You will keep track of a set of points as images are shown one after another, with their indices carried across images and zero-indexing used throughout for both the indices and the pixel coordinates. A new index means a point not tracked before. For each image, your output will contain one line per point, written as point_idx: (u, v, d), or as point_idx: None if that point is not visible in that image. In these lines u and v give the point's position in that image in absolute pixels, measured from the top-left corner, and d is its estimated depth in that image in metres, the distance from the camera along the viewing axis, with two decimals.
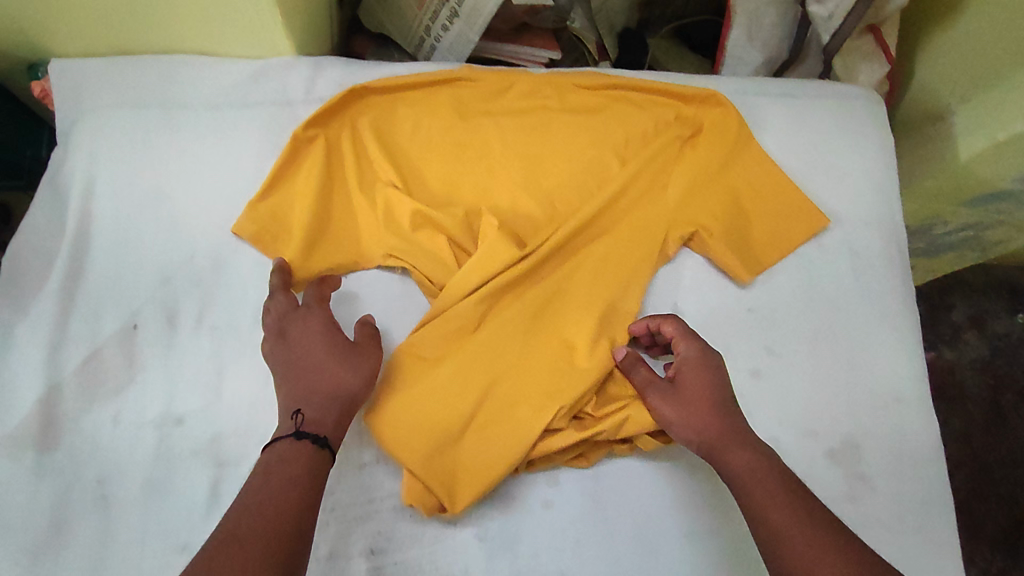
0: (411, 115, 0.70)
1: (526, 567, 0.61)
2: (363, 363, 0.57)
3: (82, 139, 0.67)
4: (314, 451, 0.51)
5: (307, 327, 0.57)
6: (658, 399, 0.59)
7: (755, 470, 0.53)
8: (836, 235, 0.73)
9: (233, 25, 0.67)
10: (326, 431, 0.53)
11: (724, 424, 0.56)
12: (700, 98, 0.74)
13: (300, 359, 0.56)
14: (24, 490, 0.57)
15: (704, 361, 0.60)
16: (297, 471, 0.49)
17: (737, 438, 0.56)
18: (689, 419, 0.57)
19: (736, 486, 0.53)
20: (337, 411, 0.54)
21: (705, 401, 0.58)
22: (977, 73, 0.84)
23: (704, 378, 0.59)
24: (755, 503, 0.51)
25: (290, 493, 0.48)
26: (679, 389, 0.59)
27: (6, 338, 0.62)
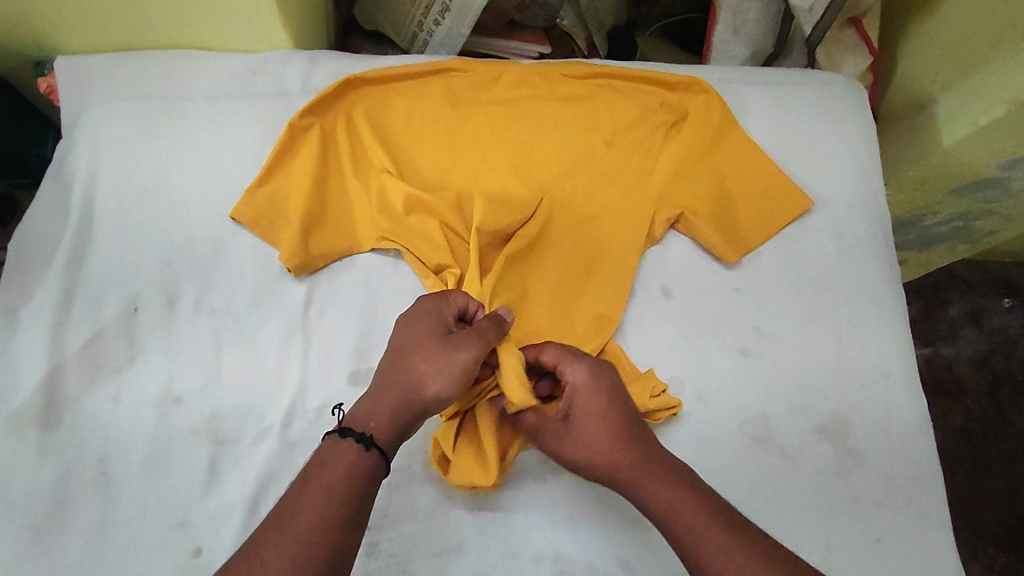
0: (404, 105, 0.72)
1: (520, 545, 0.59)
2: (447, 360, 0.54)
3: (86, 131, 0.70)
4: (357, 456, 0.49)
5: (423, 310, 0.57)
6: (553, 442, 0.58)
7: (677, 504, 0.51)
8: (821, 216, 0.75)
9: (231, 19, 0.69)
10: (374, 429, 0.51)
11: (633, 456, 0.54)
12: (685, 87, 0.76)
13: (403, 342, 0.56)
14: (26, 467, 0.58)
15: (588, 387, 0.57)
16: (336, 477, 0.48)
17: (651, 466, 0.53)
18: (591, 455, 0.56)
19: (663, 522, 0.51)
20: (397, 412, 0.52)
21: (604, 434, 0.56)
22: (957, 63, 0.86)
23: (596, 406, 0.57)
24: (690, 543, 0.49)
25: (324, 501, 0.46)
26: (575, 427, 0.57)
27: (11, 321, 0.64)
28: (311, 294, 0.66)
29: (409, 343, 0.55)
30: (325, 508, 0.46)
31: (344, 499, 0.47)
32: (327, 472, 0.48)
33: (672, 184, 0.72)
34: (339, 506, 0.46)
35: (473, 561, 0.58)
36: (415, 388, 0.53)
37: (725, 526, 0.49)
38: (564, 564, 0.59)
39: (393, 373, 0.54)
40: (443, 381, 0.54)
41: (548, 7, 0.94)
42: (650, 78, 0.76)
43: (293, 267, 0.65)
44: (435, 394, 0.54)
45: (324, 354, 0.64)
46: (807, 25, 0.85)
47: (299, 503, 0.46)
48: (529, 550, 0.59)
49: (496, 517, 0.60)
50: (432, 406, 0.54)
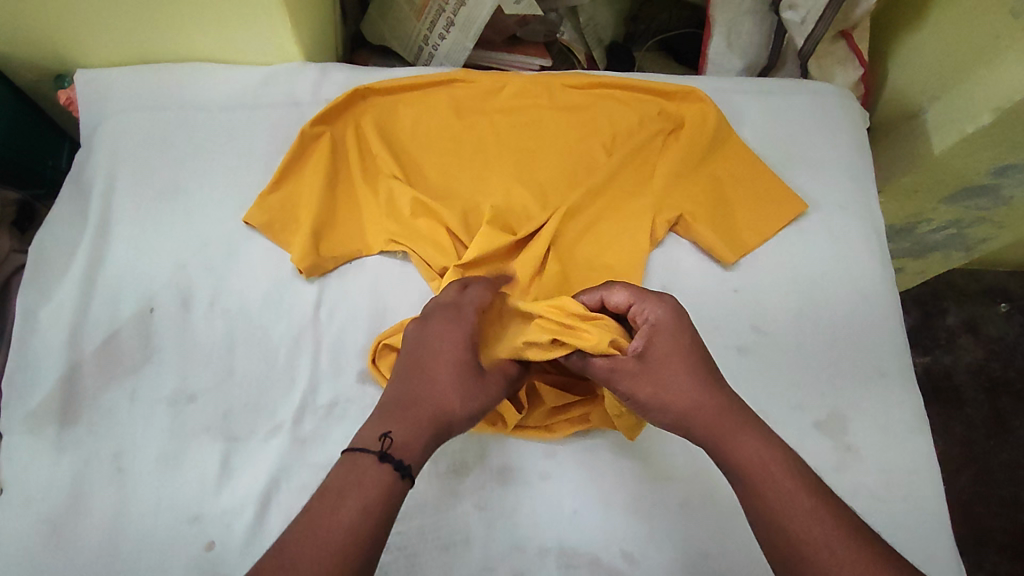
0: (410, 114, 0.75)
1: (526, 538, 0.60)
2: (479, 397, 0.54)
3: (105, 140, 0.72)
4: (393, 482, 0.47)
5: (449, 333, 0.55)
6: (630, 383, 0.53)
7: (764, 459, 0.50)
8: (815, 219, 0.77)
9: (245, 32, 0.72)
10: (411, 460, 0.49)
11: (721, 403, 0.52)
12: (682, 96, 0.79)
13: (430, 366, 0.53)
14: (44, 462, 0.60)
15: (674, 324, 0.54)
16: (372, 501, 0.46)
17: (737, 420, 0.51)
18: (681, 394, 0.52)
19: (748, 478, 0.50)
20: (433, 440, 0.51)
21: (684, 375, 0.53)
22: (944, 72, 0.89)
23: (676, 347, 0.53)
24: (777, 505, 0.48)
25: (359, 525, 0.45)
26: (654, 366, 0.53)
27: (30, 321, 0.65)
28: (321, 295, 0.68)
29: (445, 366, 0.53)
30: (356, 529, 0.44)
31: (379, 524, 0.46)
32: (357, 489, 0.46)
33: (671, 189, 0.74)
34: (373, 531, 0.45)
35: (481, 554, 0.60)
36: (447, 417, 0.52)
37: (814, 495, 0.48)
38: (570, 557, 0.60)
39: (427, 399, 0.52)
40: (476, 412, 0.54)
41: (548, 22, 0.98)
42: (648, 87, 0.79)
43: (304, 268, 0.67)
44: (467, 421, 0.53)
45: (335, 353, 0.66)
46: (799, 37, 0.89)
47: (332, 518, 0.45)
48: (536, 544, 0.60)
49: (502, 512, 0.61)
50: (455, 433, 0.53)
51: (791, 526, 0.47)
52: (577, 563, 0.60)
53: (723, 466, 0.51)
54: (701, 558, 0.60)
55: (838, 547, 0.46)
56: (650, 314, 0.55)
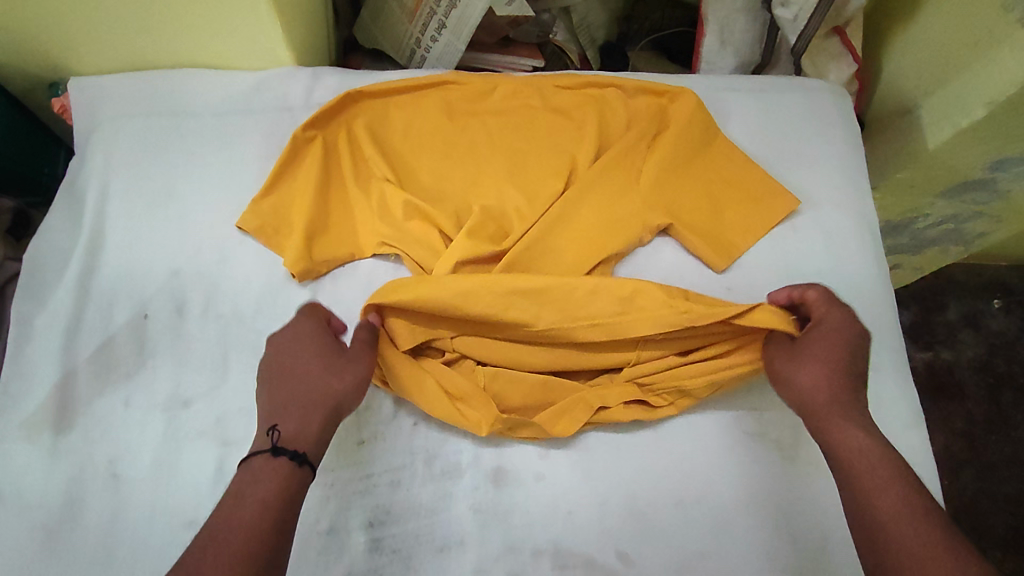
0: (402, 117, 0.75)
1: (520, 540, 0.60)
2: (350, 367, 0.57)
3: (98, 148, 0.73)
4: (290, 471, 0.50)
5: (299, 331, 0.59)
6: (777, 358, 0.61)
7: (862, 448, 0.52)
8: (809, 217, 0.77)
9: (235, 38, 0.73)
10: (307, 447, 0.52)
11: (841, 396, 0.56)
12: (672, 96, 0.79)
13: (289, 364, 0.57)
14: (40, 469, 0.60)
15: (848, 330, 0.60)
16: (271, 491, 0.49)
17: (855, 415, 0.55)
18: (810, 377, 0.57)
19: (841, 457, 0.53)
20: (326, 422, 0.54)
21: (824, 363, 0.58)
22: (937, 68, 0.88)
23: (834, 343, 0.59)
24: (867, 482, 0.50)
25: (258, 515, 0.47)
26: (805, 350, 0.60)
27: (25, 329, 0.66)
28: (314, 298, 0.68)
29: (306, 355, 0.57)
30: (271, 534, 0.47)
31: (280, 510, 0.48)
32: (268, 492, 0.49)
33: (660, 189, 0.75)
34: (275, 517, 0.47)
35: (475, 556, 0.60)
36: (325, 396, 0.55)
37: (906, 483, 0.49)
38: (565, 558, 0.60)
39: (300, 387, 0.55)
40: (348, 383, 0.56)
41: (542, 23, 0.98)
42: (638, 88, 0.79)
43: (297, 272, 0.67)
44: (347, 395, 0.56)
45: None
46: (791, 35, 0.89)
47: (246, 523, 0.46)
48: (530, 545, 0.60)
49: (496, 513, 0.61)
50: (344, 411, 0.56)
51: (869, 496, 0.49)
52: (572, 564, 0.60)
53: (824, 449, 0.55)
54: (697, 557, 0.60)
55: (911, 524, 0.47)
56: (831, 318, 0.61)
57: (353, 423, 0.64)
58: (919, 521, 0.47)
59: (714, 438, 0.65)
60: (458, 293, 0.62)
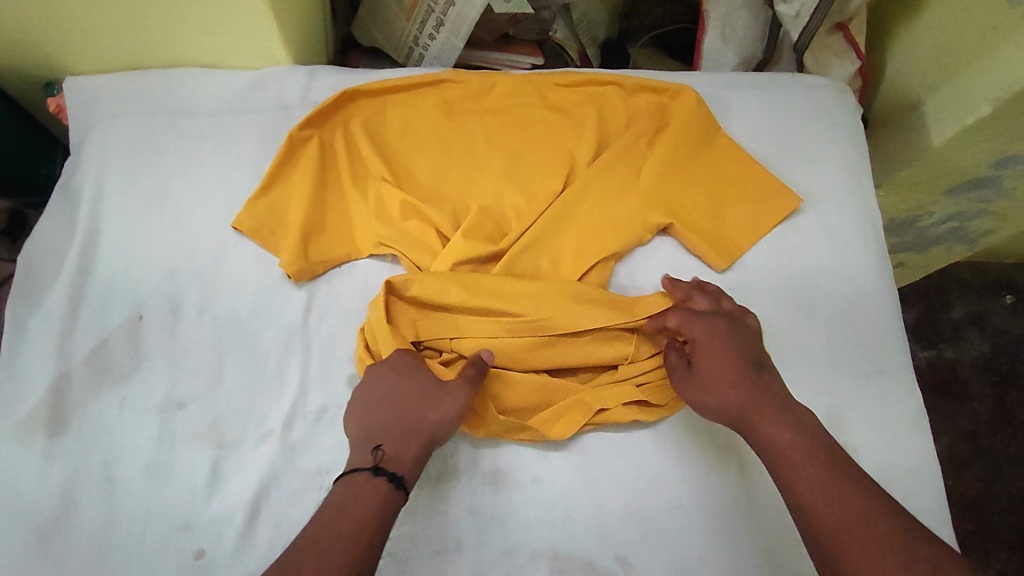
0: (399, 115, 0.75)
1: (517, 543, 0.60)
2: (452, 399, 0.57)
3: (93, 148, 0.72)
4: (388, 492, 0.51)
5: (404, 359, 0.60)
6: (679, 385, 0.60)
7: (789, 448, 0.52)
8: (810, 215, 0.76)
9: (231, 36, 0.72)
10: (403, 472, 0.53)
11: (751, 399, 0.55)
12: (672, 93, 0.78)
13: (394, 390, 0.58)
14: (34, 472, 0.60)
15: (719, 329, 0.60)
16: (368, 510, 0.50)
17: (767, 411, 0.54)
18: (714, 397, 0.57)
19: (778, 464, 0.53)
20: (420, 451, 0.55)
21: (723, 375, 0.57)
22: (942, 64, 0.87)
23: (717, 351, 0.58)
24: (801, 487, 0.50)
25: (356, 532, 0.48)
26: (699, 370, 0.59)
27: (19, 330, 0.65)
28: (311, 299, 0.68)
29: (407, 383, 0.58)
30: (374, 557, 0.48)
31: (376, 532, 0.49)
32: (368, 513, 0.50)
33: (660, 189, 0.74)
34: (373, 537, 0.49)
35: (472, 560, 0.59)
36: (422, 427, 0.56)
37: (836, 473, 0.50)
38: (563, 562, 0.59)
39: (401, 414, 0.56)
40: (445, 414, 0.57)
41: (541, 21, 0.97)
42: (638, 85, 0.78)
43: (293, 273, 0.67)
44: (445, 426, 0.56)
45: (324, 358, 0.65)
46: (794, 31, 0.87)
47: (354, 543, 0.48)
48: (527, 548, 0.60)
49: (494, 516, 0.60)
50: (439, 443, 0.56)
51: (806, 502, 0.50)
52: (570, 567, 0.59)
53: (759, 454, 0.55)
54: (696, 561, 0.60)
55: (858, 531, 0.47)
56: (696, 326, 0.61)
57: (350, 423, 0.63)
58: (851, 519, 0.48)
59: (715, 439, 0.64)
60: (455, 281, 0.64)
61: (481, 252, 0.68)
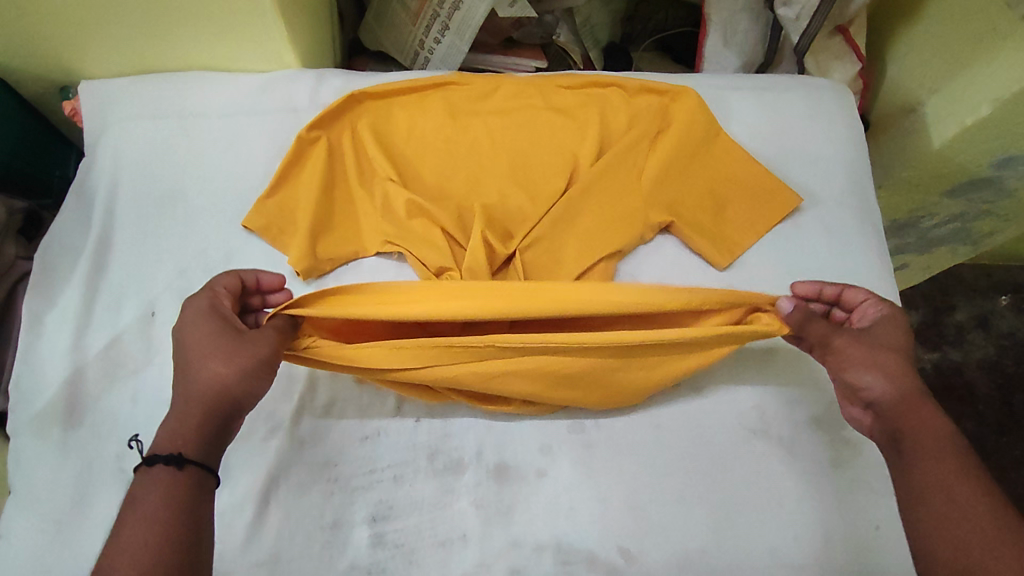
0: (405, 117, 0.76)
1: (521, 536, 0.60)
2: (244, 353, 0.53)
3: (108, 149, 0.74)
4: (172, 477, 0.47)
5: (197, 317, 0.54)
6: (846, 340, 0.57)
7: (942, 435, 0.51)
8: (811, 214, 0.77)
9: (241, 39, 0.73)
10: (184, 448, 0.48)
11: (918, 384, 0.54)
12: (673, 95, 0.79)
13: (188, 350, 0.53)
14: (50, 463, 0.61)
15: (895, 320, 0.59)
16: (152, 504, 0.45)
17: (929, 401, 0.53)
18: (892, 367, 0.55)
19: (921, 444, 0.51)
20: (209, 415, 0.51)
21: (901, 355, 0.56)
22: (943, 66, 0.88)
23: (899, 338, 0.57)
24: (935, 467, 0.49)
25: (149, 530, 0.44)
26: (874, 337, 0.57)
27: (36, 326, 0.67)
28: None
29: (197, 341, 0.53)
30: (172, 549, 0.44)
31: (170, 520, 0.45)
32: (152, 509, 0.45)
33: (662, 187, 0.75)
34: (166, 527, 0.45)
35: (477, 551, 0.60)
36: (211, 387, 0.51)
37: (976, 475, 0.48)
38: (566, 553, 0.60)
39: (189, 381, 0.52)
40: (233, 366, 0.52)
41: (544, 24, 0.98)
42: (640, 86, 0.80)
43: (301, 270, 0.68)
44: (232, 382, 0.52)
45: None
46: (794, 34, 0.89)
47: (140, 548, 0.43)
48: (531, 540, 0.60)
49: (498, 509, 0.61)
50: (242, 405, 0.53)
51: (945, 492, 0.48)
52: (573, 559, 0.60)
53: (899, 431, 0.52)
54: (699, 554, 0.60)
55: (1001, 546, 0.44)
56: (872, 312, 0.61)
57: (358, 418, 0.64)
58: (986, 515, 0.46)
59: (717, 434, 0.65)
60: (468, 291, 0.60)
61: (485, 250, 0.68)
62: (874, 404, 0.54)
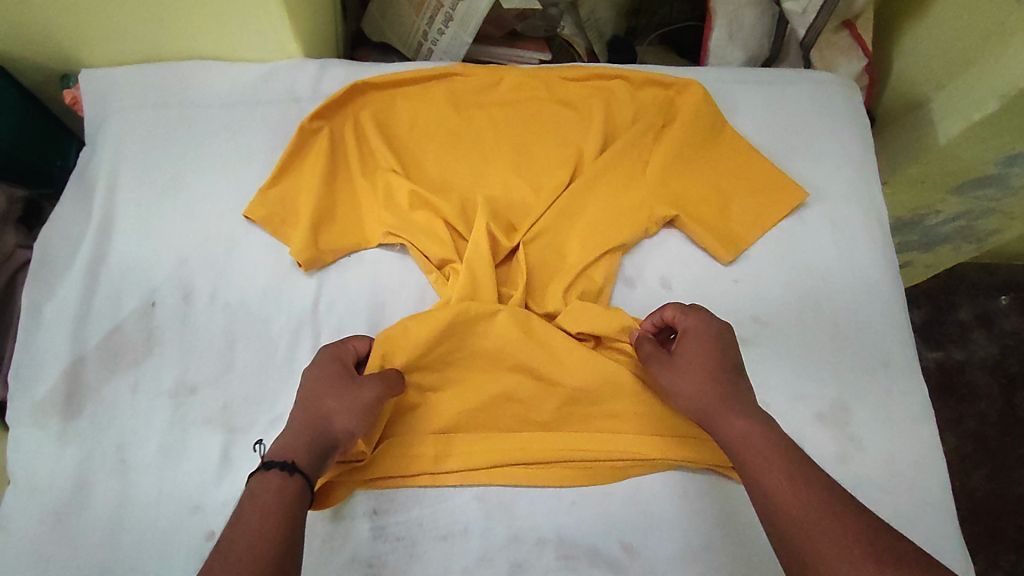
0: (408, 108, 0.75)
1: (524, 529, 0.60)
2: (357, 394, 0.56)
3: (109, 138, 0.73)
4: (282, 481, 0.50)
5: (321, 366, 0.58)
6: (659, 369, 0.60)
7: (751, 437, 0.53)
8: (816, 209, 0.77)
9: (244, 28, 0.73)
10: (296, 458, 0.52)
11: (722, 392, 0.56)
12: (679, 88, 0.79)
13: (305, 393, 0.57)
14: (50, 453, 0.61)
15: (709, 328, 0.59)
16: (267, 501, 0.48)
17: (733, 407, 0.55)
18: (691, 386, 0.57)
19: (740, 452, 0.53)
20: (315, 444, 0.53)
21: (704, 365, 0.58)
22: (950, 61, 0.88)
23: (704, 346, 0.59)
24: (757, 471, 0.51)
25: (260, 522, 0.47)
26: (675, 356, 0.59)
27: (36, 315, 0.67)
28: (320, 287, 0.69)
29: (321, 381, 0.57)
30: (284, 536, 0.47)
31: (279, 519, 0.47)
32: (267, 503, 0.48)
33: (666, 182, 0.75)
34: (279, 520, 0.47)
35: (479, 545, 0.59)
36: (326, 421, 0.55)
37: (789, 466, 0.50)
38: (568, 548, 0.60)
39: (307, 409, 0.55)
40: (348, 408, 0.55)
41: (548, 18, 0.98)
42: (645, 79, 0.79)
43: (303, 261, 0.68)
44: (345, 422, 0.55)
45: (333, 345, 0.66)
46: (801, 28, 0.88)
47: (258, 538, 0.46)
48: (534, 535, 0.60)
49: (500, 503, 0.61)
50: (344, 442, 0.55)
51: (778, 498, 0.49)
52: (575, 554, 0.59)
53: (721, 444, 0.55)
54: (703, 549, 0.60)
55: (824, 524, 0.46)
56: (682, 320, 0.61)
57: None
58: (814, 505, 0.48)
59: None
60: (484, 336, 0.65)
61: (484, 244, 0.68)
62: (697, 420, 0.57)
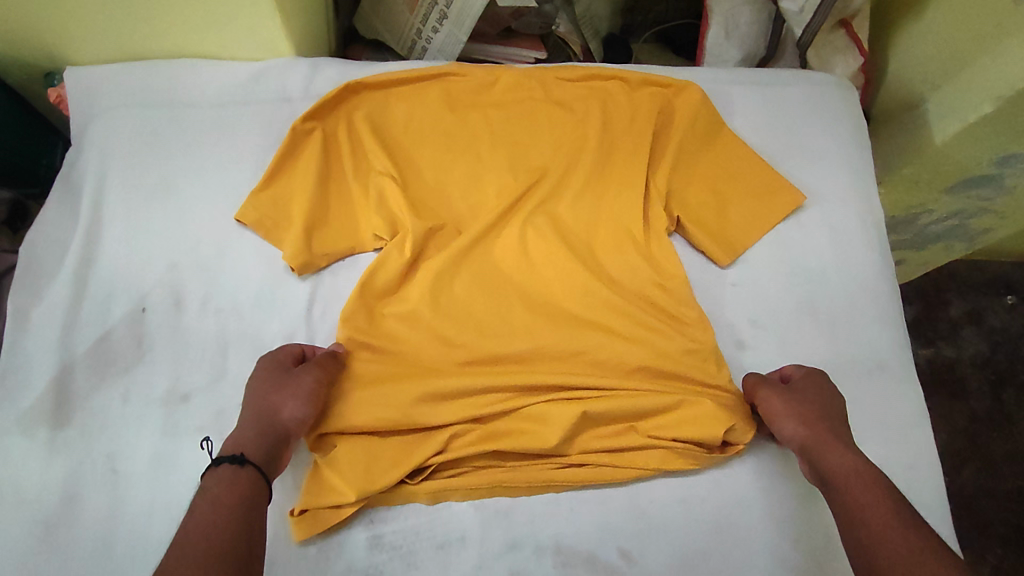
0: (403, 108, 0.74)
1: (522, 538, 0.60)
2: (300, 386, 0.58)
3: (95, 138, 0.72)
4: (234, 473, 0.51)
5: (265, 366, 0.60)
6: (770, 394, 0.63)
7: (855, 470, 0.55)
8: (814, 211, 0.76)
9: (233, 26, 0.71)
10: (246, 452, 0.54)
11: (829, 429, 0.59)
12: (676, 89, 0.78)
13: (254, 394, 0.58)
14: (37, 464, 0.59)
15: (818, 381, 0.64)
16: (220, 495, 0.50)
17: (839, 443, 0.58)
18: (798, 421, 0.60)
19: (839, 482, 0.55)
20: (262, 437, 0.55)
21: (818, 408, 0.61)
22: (947, 61, 0.87)
23: (815, 396, 0.62)
24: (849, 501, 0.53)
25: (214, 516, 0.48)
26: (795, 391, 0.63)
27: (22, 321, 0.65)
28: (314, 293, 0.68)
29: (260, 378, 0.59)
30: (235, 527, 0.48)
31: (231, 511, 0.49)
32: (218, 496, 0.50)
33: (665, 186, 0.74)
34: (235, 514, 0.49)
35: (476, 554, 0.59)
36: (272, 413, 0.57)
37: (887, 504, 0.51)
38: (565, 555, 0.59)
39: (252, 405, 0.57)
40: (298, 401, 0.58)
41: (543, 14, 0.95)
42: (642, 80, 0.78)
43: (296, 266, 0.67)
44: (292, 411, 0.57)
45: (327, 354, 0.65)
46: (796, 27, 0.87)
47: (214, 529, 0.47)
48: (531, 543, 0.59)
49: (498, 511, 0.60)
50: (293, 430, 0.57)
51: (871, 525, 0.50)
52: (573, 562, 0.59)
53: (820, 474, 0.57)
54: (700, 556, 0.60)
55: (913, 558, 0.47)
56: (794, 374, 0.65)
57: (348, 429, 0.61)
58: (905, 535, 0.48)
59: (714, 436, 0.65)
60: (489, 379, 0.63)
61: (476, 268, 0.69)
62: (800, 448, 0.59)
